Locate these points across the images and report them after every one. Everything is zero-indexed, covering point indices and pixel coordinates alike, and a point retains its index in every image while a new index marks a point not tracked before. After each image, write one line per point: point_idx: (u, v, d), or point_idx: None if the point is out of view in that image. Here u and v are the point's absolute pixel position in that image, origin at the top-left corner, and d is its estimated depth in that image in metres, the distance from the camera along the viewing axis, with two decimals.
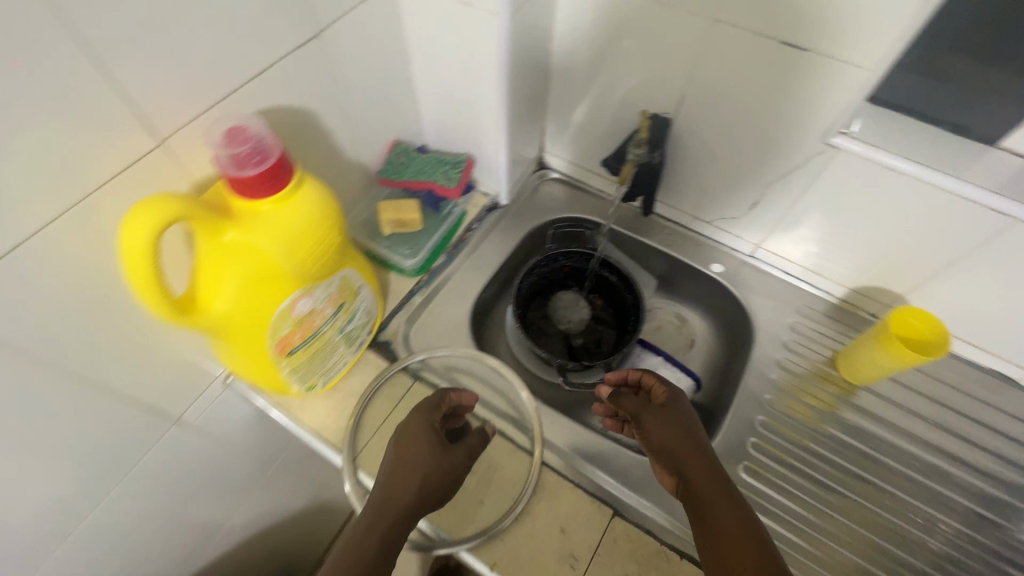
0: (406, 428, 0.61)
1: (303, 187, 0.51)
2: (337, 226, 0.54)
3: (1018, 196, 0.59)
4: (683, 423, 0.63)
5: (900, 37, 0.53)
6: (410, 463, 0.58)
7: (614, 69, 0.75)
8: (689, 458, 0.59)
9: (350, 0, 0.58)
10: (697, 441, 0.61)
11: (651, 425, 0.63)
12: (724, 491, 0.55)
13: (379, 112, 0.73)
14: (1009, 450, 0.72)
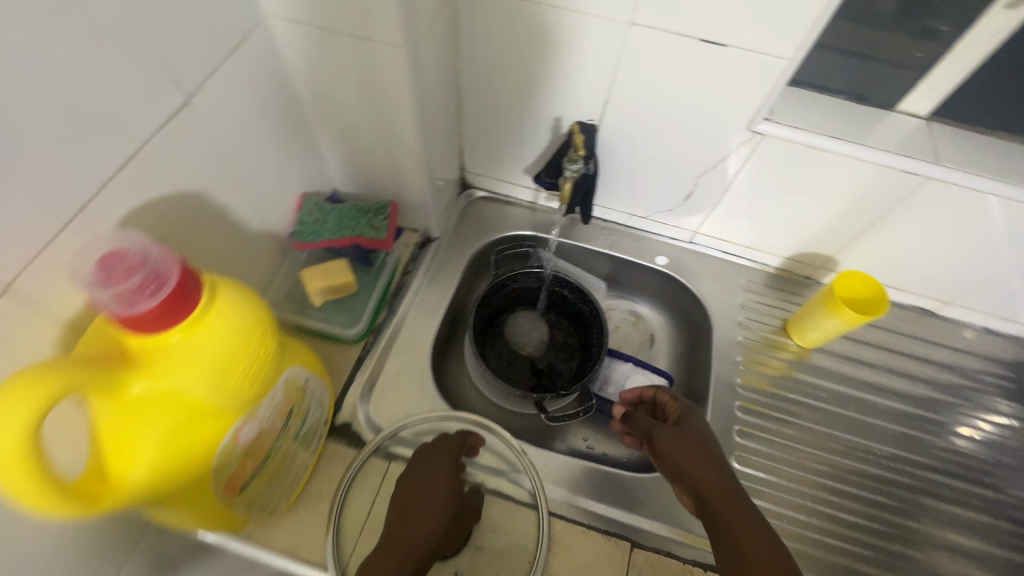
0: (429, 467, 0.61)
1: (216, 301, 0.41)
2: (268, 332, 0.45)
3: (922, 156, 0.64)
4: (695, 437, 0.60)
5: (813, 26, 0.54)
6: (433, 504, 0.57)
7: (529, 81, 0.70)
8: (704, 473, 0.56)
9: (213, 56, 0.48)
10: (713, 454, 0.58)
11: (662, 443, 0.61)
12: (741, 506, 0.53)
13: (276, 170, 0.62)
14: (939, 375, 0.81)
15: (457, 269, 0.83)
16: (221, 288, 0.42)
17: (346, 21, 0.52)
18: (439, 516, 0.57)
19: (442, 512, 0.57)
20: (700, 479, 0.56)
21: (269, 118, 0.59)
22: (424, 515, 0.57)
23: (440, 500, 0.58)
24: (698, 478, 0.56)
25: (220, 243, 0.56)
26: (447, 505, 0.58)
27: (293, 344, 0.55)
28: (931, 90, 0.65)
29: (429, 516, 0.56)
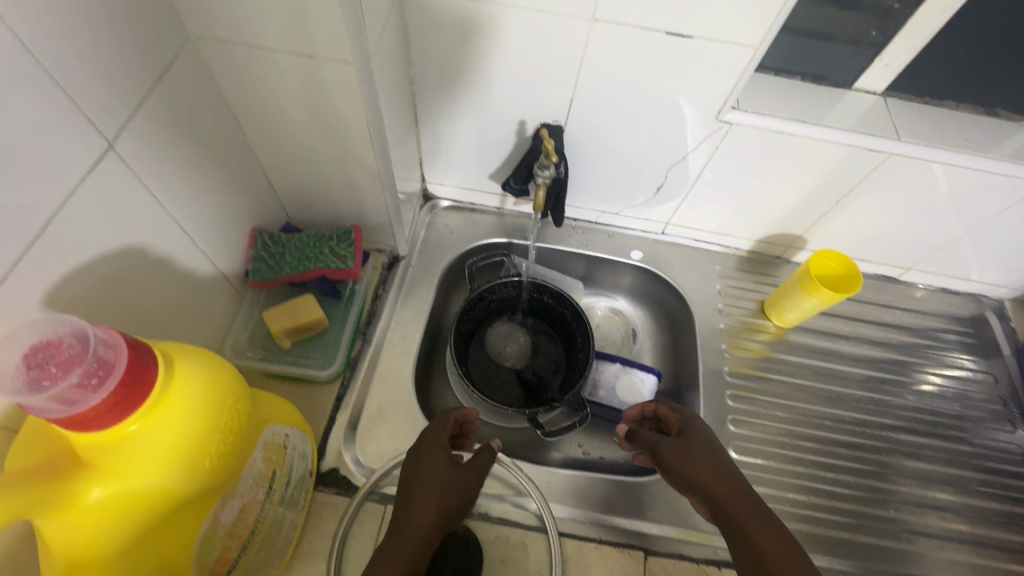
0: (417, 452, 0.53)
1: (173, 378, 0.36)
2: (238, 400, 0.40)
3: (885, 132, 0.65)
4: (705, 450, 0.55)
5: (778, 13, 0.53)
6: (428, 490, 0.50)
7: (488, 85, 0.67)
8: (721, 492, 0.52)
9: (135, 92, 0.42)
10: (727, 467, 0.54)
11: (671, 459, 0.56)
12: (764, 523, 0.49)
13: (222, 205, 0.57)
14: (908, 339, 0.84)
15: (431, 286, 0.79)
16: (180, 361, 0.37)
17: (289, 38, 0.47)
18: (436, 501, 0.49)
19: (439, 497, 0.50)
20: (718, 498, 0.52)
21: (209, 150, 0.53)
22: (418, 505, 0.49)
23: (433, 485, 0.50)
24: (716, 497, 0.52)
25: (166, 295, 0.50)
26: (443, 488, 0.50)
27: (265, 397, 0.50)
28: (886, 67, 0.67)
29: (422, 507, 0.49)
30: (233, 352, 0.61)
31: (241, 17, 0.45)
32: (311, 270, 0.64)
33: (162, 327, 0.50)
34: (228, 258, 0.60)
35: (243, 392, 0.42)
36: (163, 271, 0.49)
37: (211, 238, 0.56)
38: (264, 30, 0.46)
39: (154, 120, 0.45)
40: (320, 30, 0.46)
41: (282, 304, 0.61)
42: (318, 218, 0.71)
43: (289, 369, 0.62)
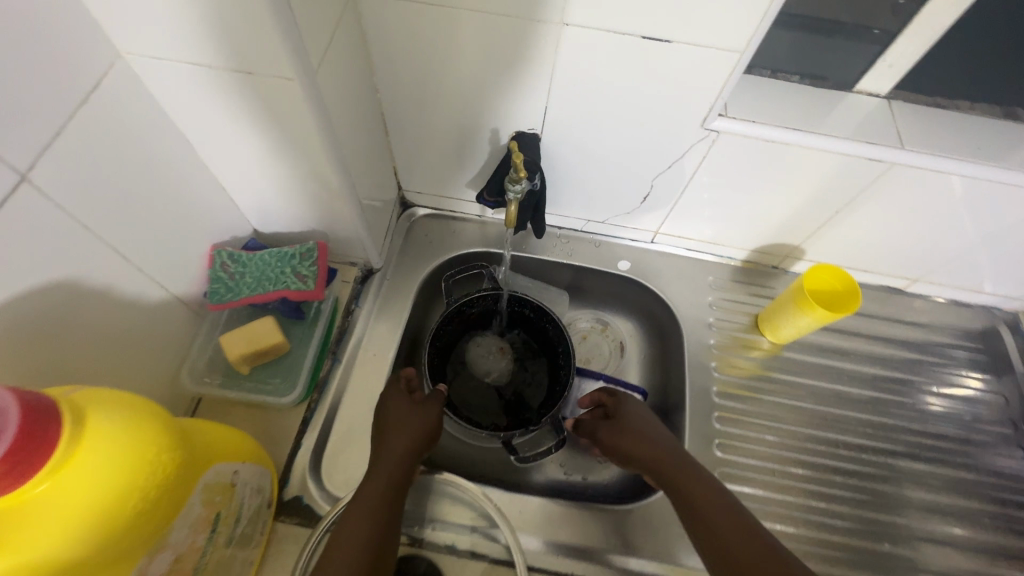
0: (383, 405, 0.62)
1: (84, 436, 0.34)
2: (163, 450, 0.38)
3: (888, 141, 0.60)
4: (640, 424, 0.63)
5: (766, 16, 0.48)
6: (396, 431, 0.59)
7: (457, 92, 0.62)
8: (660, 462, 0.59)
9: (52, 118, 0.39)
10: (659, 437, 0.61)
11: (611, 442, 0.63)
12: (701, 484, 0.56)
13: (172, 226, 0.54)
14: (914, 355, 0.79)
15: (406, 301, 0.75)
16: (95, 415, 0.35)
17: (226, 54, 0.43)
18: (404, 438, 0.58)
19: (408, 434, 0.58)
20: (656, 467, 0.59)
21: (152, 170, 0.50)
22: (388, 445, 0.58)
23: (399, 424, 0.59)
24: (654, 467, 0.59)
25: (105, 324, 0.48)
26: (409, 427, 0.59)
27: (201, 422, 0.48)
28: (890, 68, 0.61)
29: (392, 447, 0.57)
30: (190, 378, 0.59)
31: (170, 33, 0.42)
32: (272, 291, 0.61)
33: (101, 356, 0.48)
34: (185, 279, 0.57)
35: (175, 432, 0.40)
36: (100, 300, 0.47)
37: (165, 260, 0.54)
38: (197, 46, 0.43)
39: (82, 146, 0.42)
40: (255, 47, 0.42)
41: (240, 327, 0.58)
42: (284, 232, 0.68)
43: (250, 397, 0.60)
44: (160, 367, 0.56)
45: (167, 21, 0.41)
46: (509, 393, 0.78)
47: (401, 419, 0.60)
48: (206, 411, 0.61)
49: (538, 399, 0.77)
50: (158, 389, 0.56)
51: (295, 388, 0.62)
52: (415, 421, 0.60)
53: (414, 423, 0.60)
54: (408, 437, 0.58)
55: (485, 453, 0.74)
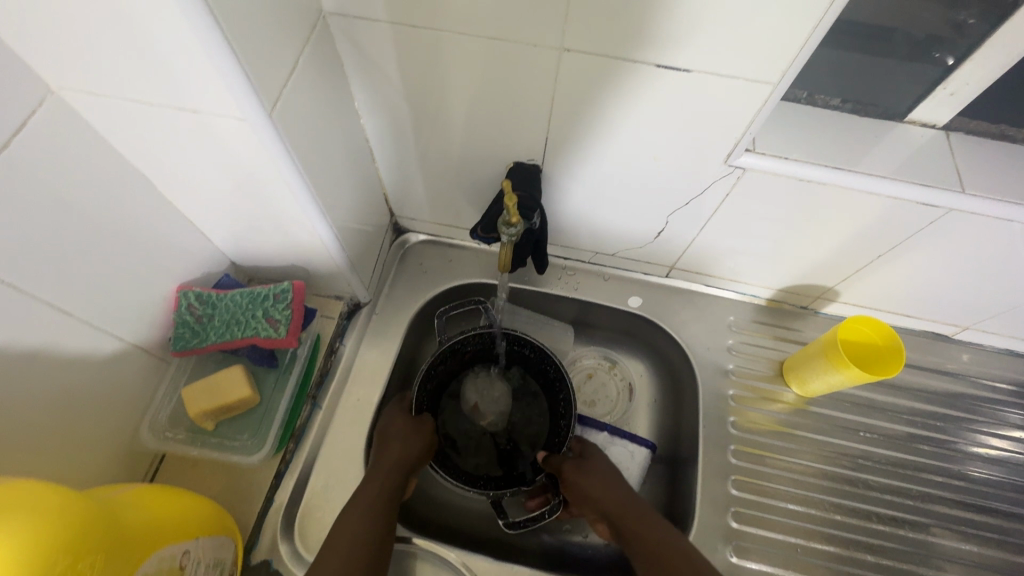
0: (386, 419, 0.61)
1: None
2: (83, 538, 0.37)
3: (943, 182, 0.52)
4: (603, 466, 0.61)
5: (807, 45, 0.42)
6: (399, 434, 0.59)
7: (449, 119, 0.56)
8: (614, 503, 0.57)
9: None
10: (615, 477, 0.60)
11: (571, 481, 0.60)
12: (653, 528, 0.54)
13: (129, 269, 0.50)
14: (955, 413, 0.71)
15: (395, 339, 0.69)
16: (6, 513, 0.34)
17: (171, 91, 0.38)
18: (410, 438, 0.58)
19: (411, 436, 0.59)
20: (610, 509, 0.57)
21: (100, 213, 0.45)
22: (391, 447, 0.58)
23: (405, 425, 0.60)
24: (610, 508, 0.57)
25: (44, 383, 0.44)
26: (416, 426, 0.60)
27: (142, 492, 0.47)
28: (951, 97, 0.52)
29: (391, 451, 0.57)
30: (151, 432, 0.55)
31: (111, 68, 0.37)
32: (241, 337, 0.57)
33: (43, 417, 0.45)
34: (140, 325, 0.53)
35: (95, 518, 0.39)
36: (37, 359, 0.43)
37: (116, 306, 0.50)
38: (140, 83, 0.38)
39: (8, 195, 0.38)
40: (208, 84, 0.37)
41: (205, 379, 0.55)
42: (263, 264, 0.63)
43: (214, 454, 0.56)
44: (114, 421, 0.52)
45: (103, 55, 0.36)
46: (505, 440, 0.69)
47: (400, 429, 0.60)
48: (171, 466, 0.58)
49: (536, 448, 0.68)
50: (115, 445, 0.53)
51: (265, 443, 0.57)
52: (421, 423, 0.60)
53: (420, 425, 0.60)
54: (412, 439, 0.58)
55: (475, 505, 0.68)
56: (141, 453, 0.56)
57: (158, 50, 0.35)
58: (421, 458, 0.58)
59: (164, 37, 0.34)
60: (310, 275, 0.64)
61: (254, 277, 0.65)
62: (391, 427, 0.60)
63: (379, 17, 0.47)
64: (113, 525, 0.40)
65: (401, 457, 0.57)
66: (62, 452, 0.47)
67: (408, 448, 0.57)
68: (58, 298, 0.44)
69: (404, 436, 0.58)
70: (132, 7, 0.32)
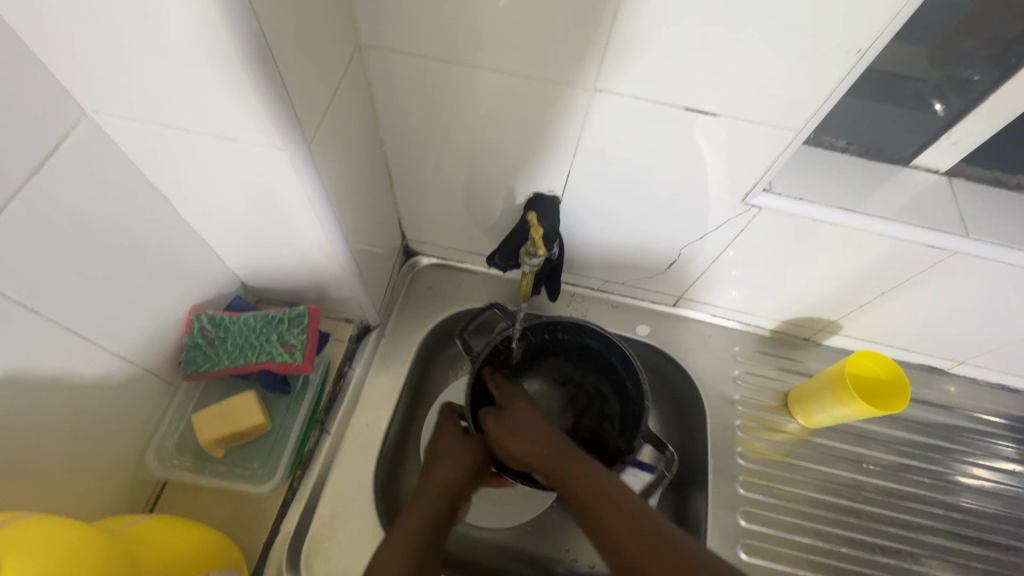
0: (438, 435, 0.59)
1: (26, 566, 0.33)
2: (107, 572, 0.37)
3: (948, 226, 0.54)
4: (524, 422, 0.54)
5: (829, 96, 0.44)
6: (454, 456, 0.56)
7: (472, 149, 0.57)
8: (567, 466, 0.50)
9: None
10: (555, 443, 0.52)
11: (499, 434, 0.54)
12: (611, 494, 0.46)
13: (145, 292, 0.49)
14: (951, 446, 0.73)
15: (404, 363, 0.69)
16: (11, 557, 0.32)
17: (209, 119, 0.38)
18: (467, 461, 0.55)
19: (464, 457, 0.56)
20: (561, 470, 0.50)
21: (120, 236, 0.45)
22: (441, 466, 0.55)
23: (457, 446, 0.57)
24: (560, 468, 0.50)
25: (53, 409, 0.43)
26: (470, 446, 0.57)
27: (150, 523, 0.46)
28: (954, 145, 0.55)
29: (446, 472, 0.54)
30: (157, 459, 0.54)
31: (152, 94, 0.37)
32: (254, 362, 0.57)
33: (51, 443, 0.43)
34: (150, 348, 0.52)
35: (110, 554, 0.38)
36: (49, 384, 0.42)
37: (130, 328, 0.49)
38: (179, 111, 0.38)
39: (32, 219, 0.37)
40: (252, 113, 0.37)
41: (219, 405, 0.55)
42: (275, 286, 0.62)
43: (222, 482, 0.55)
44: (119, 447, 0.51)
45: (146, 82, 0.36)
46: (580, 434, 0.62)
47: (456, 447, 0.57)
48: (172, 495, 0.56)
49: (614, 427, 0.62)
50: (119, 472, 0.51)
51: (275, 471, 0.57)
52: (474, 443, 0.57)
53: (473, 445, 0.57)
54: (465, 461, 0.56)
55: (482, 534, 0.67)
56: (143, 481, 0.54)
57: (209, 80, 0.35)
58: (471, 484, 0.55)
59: (216, 66, 0.34)
60: (323, 298, 0.64)
61: (263, 297, 0.65)
62: (445, 445, 0.57)
63: (414, 51, 0.48)
64: (128, 559, 0.40)
65: (452, 480, 0.54)
66: (67, 480, 0.46)
67: (461, 472, 0.55)
68: (73, 322, 0.43)
69: (456, 459, 0.56)
70: (189, 38, 0.33)
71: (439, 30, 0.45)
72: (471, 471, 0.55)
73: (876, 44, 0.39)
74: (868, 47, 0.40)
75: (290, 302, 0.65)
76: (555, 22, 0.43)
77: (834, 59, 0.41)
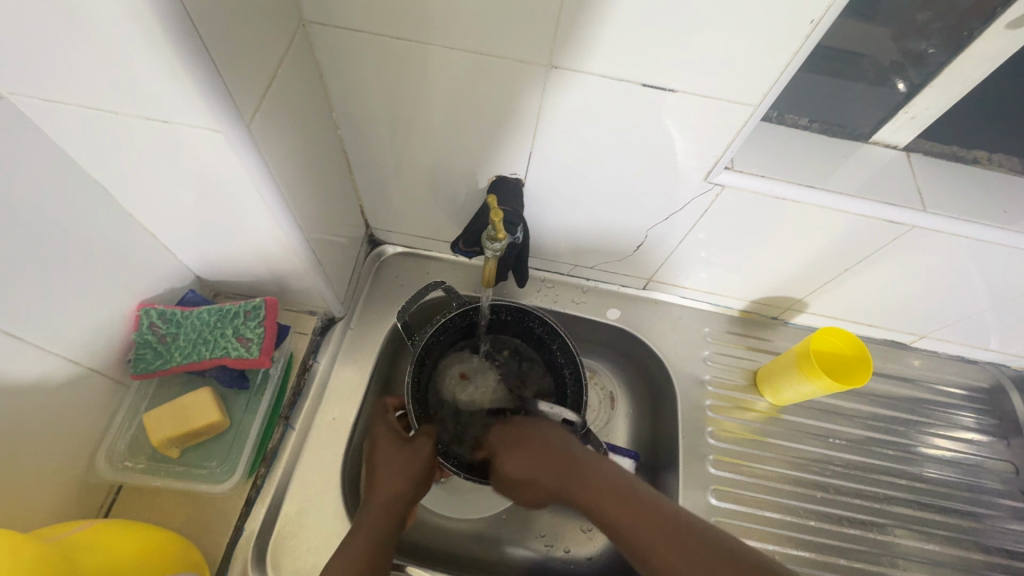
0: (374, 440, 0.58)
1: None
2: None
3: (907, 201, 0.55)
4: (522, 453, 0.54)
5: (785, 71, 0.43)
6: (396, 464, 0.55)
7: (431, 130, 0.55)
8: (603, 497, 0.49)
9: None
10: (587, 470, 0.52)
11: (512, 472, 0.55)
12: (652, 513, 0.47)
13: (84, 287, 0.47)
14: (914, 418, 0.75)
15: (371, 354, 0.67)
16: None
17: (137, 100, 0.36)
18: (405, 466, 0.55)
19: (404, 465, 0.55)
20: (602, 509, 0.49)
21: (50, 229, 0.42)
22: (383, 481, 0.54)
23: (398, 452, 0.56)
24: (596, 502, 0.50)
25: None
26: (410, 452, 0.56)
27: (95, 531, 0.44)
28: (911, 120, 0.56)
29: (387, 483, 0.54)
30: (107, 462, 0.52)
31: (71, 74, 0.35)
32: (209, 358, 0.55)
33: None
34: (94, 347, 0.49)
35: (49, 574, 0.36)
36: None
37: (71, 327, 0.46)
38: (104, 91, 0.36)
39: None
40: (182, 95, 0.35)
41: (170, 404, 0.52)
42: (231, 278, 0.60)
43: (179, 483, 0.53)
44: (64, 452, 0.48)
45: (63, 61, 0.34)
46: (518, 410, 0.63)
47: (393, 455, 0.56)
48: (127, 499, 0.54)
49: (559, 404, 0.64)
50: (67, 479, 0.49)
51: (235, 469, 0.54)
52: (415, 446, 0.56)
53: (414, 450, 0.56)
54: (406, 470, 0.55)
55: (457, 524, 0.66)
56: (95, 485, 0.52)
57: (132, 58, 0.33)
58: (420, 486, 0.56)
59: (137, 44, 0.32)
60: (282, 290, 0.62)
61: (220, 291, 0.63)
62: (381, 450, 0.56)
63: (362, 28, 0.46)
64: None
65: (399, 490, 0.54)
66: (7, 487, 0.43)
67: (407, 481, 0.54)
68: (4, 321, 0.40)
69: (395, 471, 0.55)
70: (102, 12, 0.30)
71: (388, 6, 0.44)
72: (416, 476, 0.55)
73: (828, 15, 0.39)
74: (822, 18, 0.39)
75: (249, 295, 0.63)
76: None
77: (790, 32, 0.40)
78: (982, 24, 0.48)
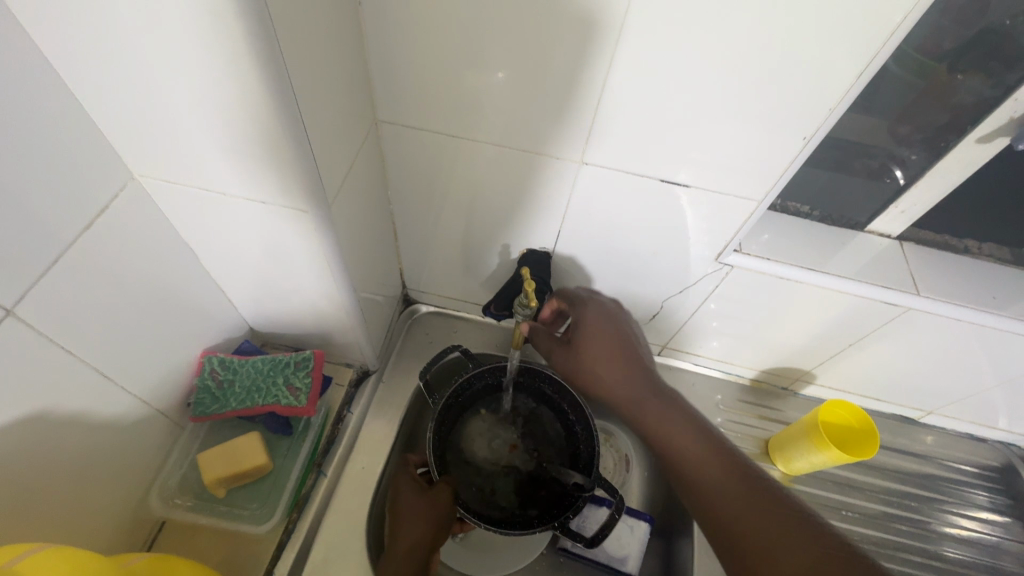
0: (393, 490, 0.60)
1: None
2: None
3: (903, 285, 0.60)
4: (609, 327, 0.61)
5: (784, 172, 0.51)
6: (415, 512, 0.57)
7: (472, 208, 0.63)
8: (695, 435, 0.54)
9: (49, 249, 0.39)
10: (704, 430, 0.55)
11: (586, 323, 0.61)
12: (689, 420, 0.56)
13: (164, 336, 0.53)
14: (928, 494, 0.76)
15: (401, 407, 0.71)
16: None
17: (242, 184, 0.44)
18: (423, 518, 0.57)
19: (425, 513, 0.57)
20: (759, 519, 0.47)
21: (148, 284, 0.49)
22: (405, 528, 0.56)
23: (419, 501, 0.58)
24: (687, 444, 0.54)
25: (71, 445, 0.46)
26: (430, 500, 0.58)
27: (160, 558, 0.48)
28: (901, 214, 0.62)
29: (408, 532, 0.56)
30: (159, 498, 0.56)
31: (191, 163, 0.43)
32: (260, 405, 0.60)
33: (66, 477, 0.46)
34: (163, 390, 0.55)
35: None
36: (72, 422, 0.45)
37: (149, 371, 0.52)
38: (216, 177, 0.44)
39: (76, 270, 0.41)
40: (282, 182, 0.43)
41: (222, 446, 0.57)
42: (282, 331, 0.66)
43: (223, 522, 0.57)
44: (125, 487, 0.53)
45: (190, 153, 0.42)
46: (533, 468, 0.68)
47: (411, 506, 0.58)
48: (170, 536, 0.57)
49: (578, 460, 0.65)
50: (121, 511, 0.53)
51: (274, 512, 0.58)
52: (435, 494, 0.58)
53: (433, 499, 0.58)
54: (428, 518, 0.57)
55: None
56: (143, 521, 0.56)
57: (247, 153, 0.41)
58: (442, 534, 0.58)
59: (255, 143, 0.40)
60: (325, 344, 0.67)
61: (269, 341, 0.68)
62: (401, 500, 0.58)
63: (422, 125, 0.55)
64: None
65: (420, 538, 0.56)
66: (72, 518, 0.47)
67: (428, 528, 0.57)
68: (103, 364, 0.47)
69: (417, 519, 0.57)
70: (234, 121, 0.39)
71: (450, 113, 0.53)
72: (438, 523, 0.57)
73: (818, 132, 0.47)
74: (812, 134, 0.47)
75: (295, 347, 0.69)
76: (548, 108, 0.50)
77: (785, 140, 0.48)
78: (956, 137, 0.55)
